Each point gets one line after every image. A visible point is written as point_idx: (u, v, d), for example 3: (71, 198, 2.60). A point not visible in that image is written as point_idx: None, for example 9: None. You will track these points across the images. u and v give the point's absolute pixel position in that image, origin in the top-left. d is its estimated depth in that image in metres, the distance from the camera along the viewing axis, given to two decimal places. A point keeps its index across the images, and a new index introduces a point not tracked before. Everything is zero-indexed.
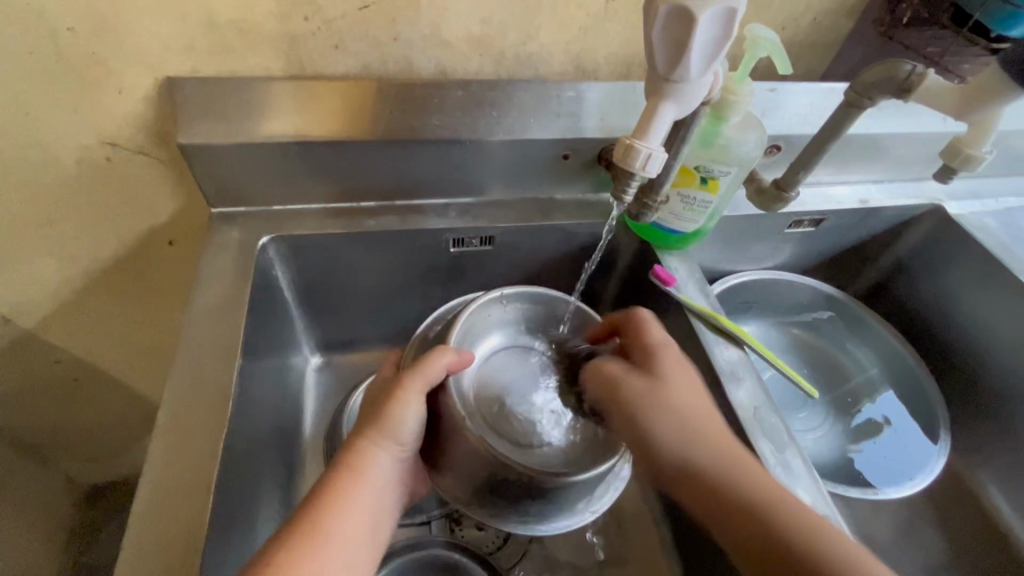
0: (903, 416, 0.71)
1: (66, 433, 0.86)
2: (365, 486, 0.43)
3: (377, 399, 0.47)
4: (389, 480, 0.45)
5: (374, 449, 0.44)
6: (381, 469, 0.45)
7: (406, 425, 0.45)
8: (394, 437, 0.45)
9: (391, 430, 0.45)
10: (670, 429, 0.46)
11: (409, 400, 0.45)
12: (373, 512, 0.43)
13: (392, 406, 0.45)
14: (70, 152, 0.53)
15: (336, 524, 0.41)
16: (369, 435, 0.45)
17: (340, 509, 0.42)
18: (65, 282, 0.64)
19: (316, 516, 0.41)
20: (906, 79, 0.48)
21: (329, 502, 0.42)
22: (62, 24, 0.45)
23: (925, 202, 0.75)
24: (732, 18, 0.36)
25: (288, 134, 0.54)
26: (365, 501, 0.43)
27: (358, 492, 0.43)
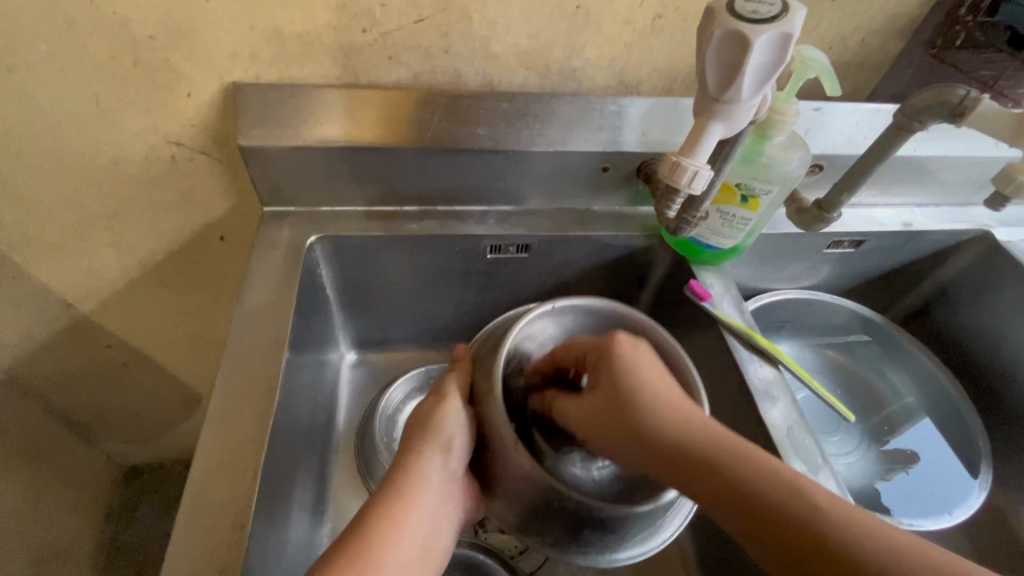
0: (941, 446, 0.69)
1: (111, 414, 0.90)
2: (420, 499, 0.43)
3: (423, 420, 0.46)
4: (444, 495, 0.44)
5: (424, 461, 0.44)
6: (436, 481, 0.44)
7: (452, 433, 0.45)
8: (447, 449, 0.45)
9: (440, 441, 0.45)
10: (654, 414, 0.41)
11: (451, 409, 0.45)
12: (425, 527, 0.42)
13: (435, 419, 0.45)
14: (139, 150, 0.57)
15: (392, 538, 0.40)
16: (420, 448, 0.45)
17: (394, 523, 0.41)
18: (124, 271, 0.68)
19: (369, 530, 0.40)
20: (959, 103, 0.47)
21: (382, 516, 0.41)
22: (142, 32, 0.49)
23: (973, 227, 0.73)
24: (787, 41, 0.36)
25: (340, 139, 0.56)
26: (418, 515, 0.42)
27: (412, 506, 0.42)
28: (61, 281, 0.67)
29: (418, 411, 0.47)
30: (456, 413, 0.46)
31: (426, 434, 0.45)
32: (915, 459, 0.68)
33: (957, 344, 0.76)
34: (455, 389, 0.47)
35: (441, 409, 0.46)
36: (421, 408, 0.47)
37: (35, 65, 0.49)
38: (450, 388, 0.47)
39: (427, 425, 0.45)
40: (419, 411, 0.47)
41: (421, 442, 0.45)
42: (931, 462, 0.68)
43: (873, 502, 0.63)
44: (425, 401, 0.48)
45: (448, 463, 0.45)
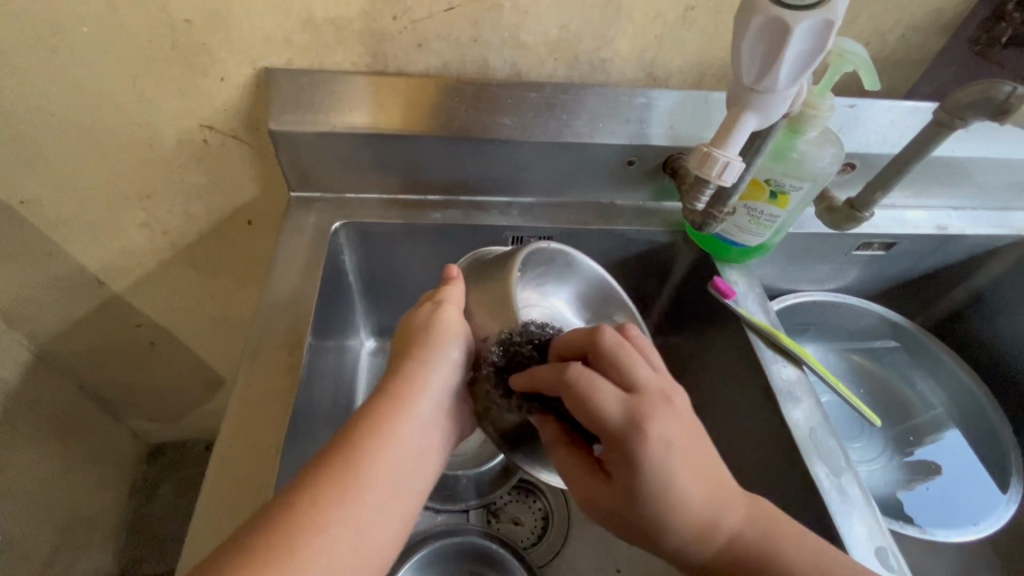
0: (969, 458, 0.67)
1: (138, 392, 0.93)
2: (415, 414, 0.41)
3: (419, 331, 0.44)
4: (442, 409, 0.43)
5: (425, 375, 0.42)
6: (435, 393, 0.43)
7: (453, 347, 0.44)
8: (444, 363, 0.44)
9: (438, 355, 0.43)
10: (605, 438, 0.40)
11: (447, 320, 0.44)
12: (423, 437, 0.41)
13: (431, 327, 0.44)
14: (173, 133, 0.58)
15: (381, 457, 0.39)
16: (419, 354, 0.43)
17: (385, 431, 0.40)
18: (154, 252, 0.70)
19: (360, 433, 0.40)
20: (1004, 100, 0.45)
21: (374, 422, 0.40)
22: (180, 16, 0.50)
23: (1011, 233, 0.71)
24: (828, 29, 0.35)
25: (368, 126, 0.57)
26: (413, 425, 0.41)
27: (402, 425, 0.40)
28: (94, 260, 0.69)
29: (414, 319, 0.45)
30: (453, 320, 0.45)
31: (422, 342, 0.44)
32: (944, 471, 0.66)
33: (989, 353, 0.74)
34: (453, 297, 0.46)
35: (441, 321, 0.44)
36: (417, 314, 0.46)
37: (77, 46, 0.50)
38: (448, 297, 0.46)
39: (422, 331, 0.44)
40: (413, 321, 0.46)
41: (416, 350, 0.44)
42: (956, 475, 0.65)
43: (898, 511, 0.62)
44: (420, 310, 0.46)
45: (447, 379, 0.43)
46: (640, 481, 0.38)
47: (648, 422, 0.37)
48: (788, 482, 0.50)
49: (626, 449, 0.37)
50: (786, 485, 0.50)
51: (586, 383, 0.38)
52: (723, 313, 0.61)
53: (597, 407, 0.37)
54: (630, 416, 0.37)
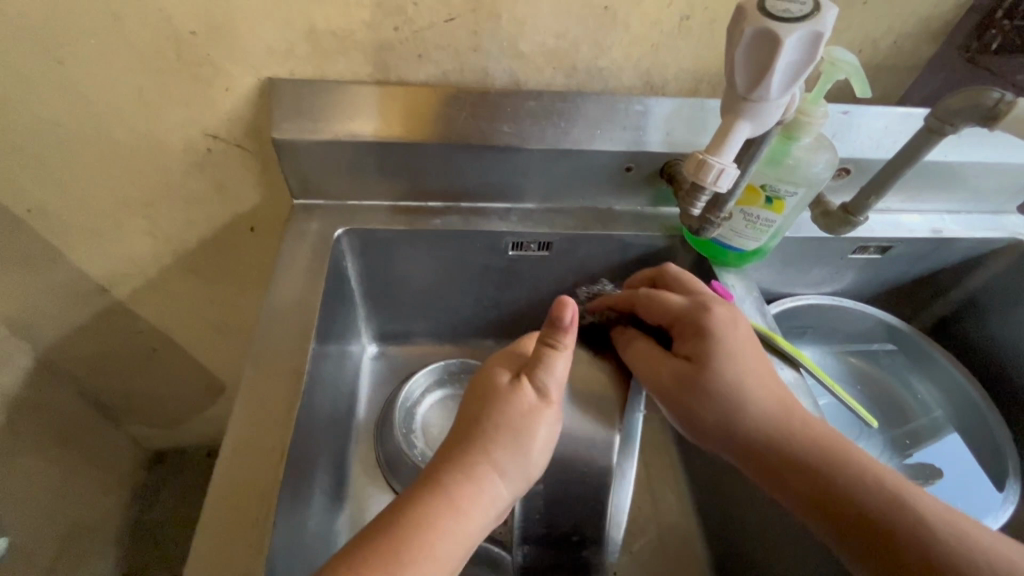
0: (967, 460, 0.68)
1: (140, 398, 0.93)
2: (472, 521, 0.39)
3: (499, 418, 0.42)
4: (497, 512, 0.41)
5: (489, 481, 0.40)
6: (499, 498, 0.41)
7: (532, 454, 0.42)
8: (517, 472, 0.41)
9: (520, 462, 0.41)
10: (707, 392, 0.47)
11: (537, 416, 0.42)
12: (474, 542, 0.39)
13: (524, 423, 0.42)
14: (177, 142, 0.59)
15: (424, 561, 0.36)
16: (501, 453, 0.41)
17: (443, 529, 0.38)
18: (158, 260, 0.71)
19: (414, 535, 0.37)
20: (992, 107, 0.46)
21: (429, 524, 0.38)
22: (185, 28, 0.51)
23: (1004, 236, 0.72)
24: (817, 41, 0.36)
25: (371, 135, 0.58)
26: (468, 530, 0.39)
27: (455, 528, 0.38)
28: (99, 267, 0.70)
29: (495, 396, 0.43)
30: (545, 417, 0.43)
31: (511, 436, 0.41)
32: (940, 473, 0.66)
33: (985, 355, 0.75)
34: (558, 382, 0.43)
35: (532, 413, 0.42)
36: (518, 396, 0.42)
37: (84, 57, 0.51)
38: (552, 379, 0.43)
39: (516, 422, 0.42)
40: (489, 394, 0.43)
41: (500, 444, 0.41)
42: (954, 478, 0.66)
43: None
44: (521, 384, 0.43)
45: (508, 490, 0.41)
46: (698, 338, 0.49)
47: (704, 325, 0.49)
48: None
49: (695, 321, 0.50)
50: None
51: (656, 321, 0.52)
52: None
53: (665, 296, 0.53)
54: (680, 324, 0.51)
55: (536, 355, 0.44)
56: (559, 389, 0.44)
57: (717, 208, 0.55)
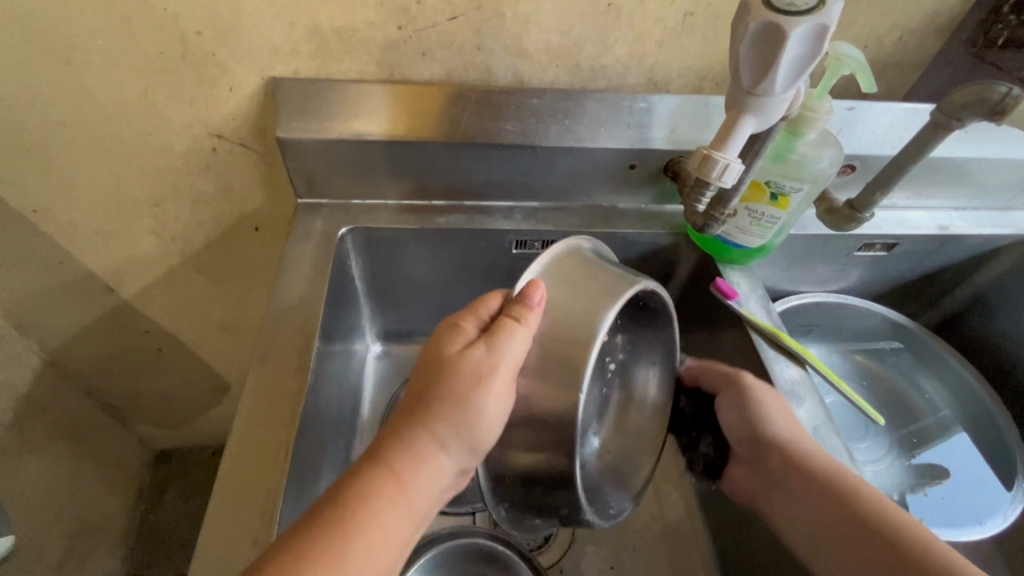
0: (975, 459, 0.67)
1: (146, 397, 0.93)
2: (413, 488, 0.39)
3: (446, 382, 0.40)
4: (445, 482, 0.41)
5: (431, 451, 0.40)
6: (443, 469, 0.40)
7: (481, 427, 0.40)
8: (462, 444, 0.40)
9: (464, 436, 0.40)
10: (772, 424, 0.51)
11: (488, 385, 0.40)
12: (422, 512, 0.40)
13: (471, 391, 0.40)
14: (182, 142, 0.59)
15: (360, 526, 0.37)
16: (444, 421, 0.40)
17: (382, 496, 0.38)
18: (163, 260, 0.71)
19: (355, 510, 0.37)
20: (1000, 102, 0.46)
21: (369, 498, 0.38)
22: (190, 27, 0.51)
23: (1011, 233, 0.71)
24: (823, 34, 0.36)
25: (375, 133, 0.58)
26: (410, 501, 0.39)
27: (393, 498, 0.38)
28: (104, 267, 0.70)
29: (447, 360, 0.41)
30: (495, 385, 0.41)
31: (453, 408, 0.40)
32: (949, 473, 0.66)
33: (993, 352, 0.74)
34: (515, 354, 0.42)
35: (482, 380, 0.41)
36: (466, 360, 0.41)
37: (90, 57, 0.52)
38: (507, 348, 0.41)
39: (460, 391, 0.40)
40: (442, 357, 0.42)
41: (440, 414, 0.40)
42: (963, 478, 0.65)
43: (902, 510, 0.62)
44: (473, 349, 0.41)
45: (452, 461, 0.41)
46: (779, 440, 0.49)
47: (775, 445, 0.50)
48: None
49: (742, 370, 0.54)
50: None
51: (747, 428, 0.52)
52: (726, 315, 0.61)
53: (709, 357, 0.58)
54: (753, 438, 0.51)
55: (497, 325, 0.42)
56: (516, 364, 0.42)
57: (722, 205, 0.54)
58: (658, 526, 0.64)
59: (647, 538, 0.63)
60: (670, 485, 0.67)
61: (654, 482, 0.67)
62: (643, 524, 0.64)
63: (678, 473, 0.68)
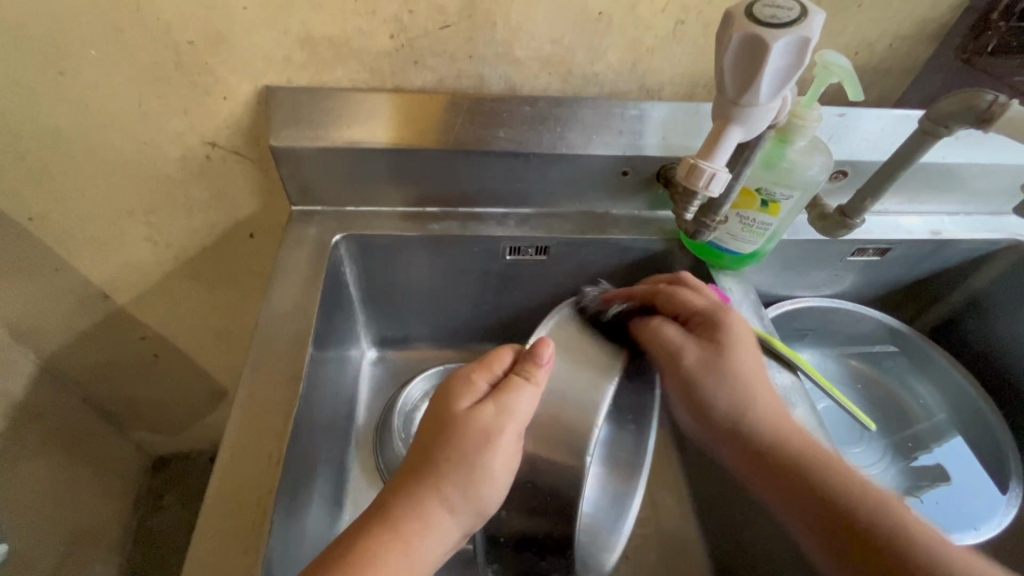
0: (969, 463, 0.67)
1: (142, 404, 0.93)
2: (418, 552, 0.38)
3: (452, 440, 0.40)
4: (447, 548, 0.40)
5: (435, 512, 0.39)
6: (447, 533, 0.39)
7: (489, 487, 0.40)
8: (469, 507, 0.40)
9: (472, 501, 0.39)
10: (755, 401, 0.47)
11: (498, 445, 0.40)
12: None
13: (481, 450, 0.40)
14: (176, 150, 0.59)
15: None
16: (453, 486, 0.39)
17: (385, 563, 0.36)
18: (159, 267, 0.71)
19: (358, 571, 0.36)
20: (986, 109, 0.46)
21: (375, 565, 0.36)
22: (183, 37, 0.51)
23: (1004, 237, 0.71)
24: (805, 46, 0.37)
25: (367, 141, 0.58)
26: (416, 568, 0.37)
27: (399, 563, 0.37)
28: (100, 274, 0.71)
29: (454, 415, 0.41)
30: (505, 446, 0.41)
31: (462, 467, 0.39)
32: (945, 478, 0.66)
33: (987, 356, 0.74)
34: (522, 415, 0.42)
35: (490, 438, 0.40)
36: (474, 420, 0.41)
37: (84, 67, 0.52)
38: (516, 407, 0.42)
39: (468, 452, 0.40)
40: (447, 415, 0.42)
41: (447, 475, 0.39)
42: (957, 482, 0.65)
43: None
44: (481, 409, 0.41)
45: (458, 524, 0.39)
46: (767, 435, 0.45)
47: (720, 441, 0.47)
48: None
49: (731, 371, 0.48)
50: None
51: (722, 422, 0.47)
52: None
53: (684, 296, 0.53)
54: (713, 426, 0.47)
55: (507, 382, 0.43)
56: (523, 421, 0.42)
57: (713, 212, 0.55)
58: (653, 532, 0.64)
59: (642, 544, 0.63)
60: (665, 491, 0.67)
61: (649, 488, 0.67)
62: (637, 530, 0.64)
63: (672, 479, 0.68)
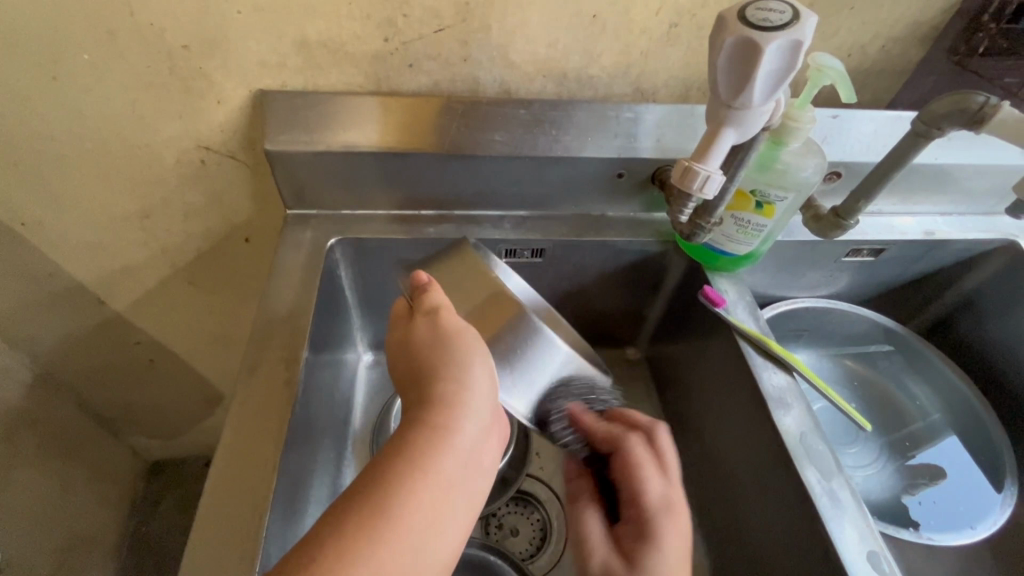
0: (965, 461, 0.68)
1: (137, 409, 0.93)
2: (454, 431, 0.39)
3: (414, 350, 0.43)
4: (483, 424, 0.41)
5: (445, 392, 0.41)
6: (473, 411, 0.41)
7: (473, 360, 0.43)
8: (473, 382, 0.42)
9: (468, 376, 0.42)
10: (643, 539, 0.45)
11: (447, 330, 0.43)
12: (470, 457, 0.39)
13: (443, 341, 0.43)
14: (171, 154, 0.59)
15: (415, 476, 0.36)
16: (445, 381, 0.41)
17: (422, 450, 0.38)
18: (153, 271, 0.71)
19: (405, 465, 0.37)
20: (978, 110, 0.47)
21: (410, 454, 0.37)
22: (178, 41, 0.51)
23: (997, 237, 0.72)
24: (797, 48, 0.37)
25: (362, 145, 0.58)
26: (458, 444, 0.39)
27: (438, 445, 0.38)
28: (95, 279, 0.70)
29: (399, 342, 0.45)
30: (457, 330, 0.44)
31: (440, 359, 0.42)
32: (942, 476, 0.66)
33: (982, 355, 0.74)
34: (445, 303, 0.45)
35: (442, 330, 0.43)
36: (414, 331, 0.44)
37: (78, 72, 0.52)
38: (439, 307, 0.45)
39: (436, 348, 0.43)
40: (396, 346, 0.45)
41: (432, 369, 0.42)
42: (953, 480, 0.66)
43: (891, 516, 0.62)
44: (412, 325, 0.45)
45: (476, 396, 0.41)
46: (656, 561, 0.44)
47: (679, 518, 0.46)
48: (781, 487, 0.51)
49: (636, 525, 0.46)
50: (779, 489, 0.51)
51: (641, 456, 0.49)
52: (715, 322, 0.61)
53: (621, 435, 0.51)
54: (669, 506, 0.47)
55: (417, 301, 0.46)
56: (451, 312, 0.45)
57: (708, 214, 0.55)
58: None
59: None
60: None
61: None
62: None
63: None
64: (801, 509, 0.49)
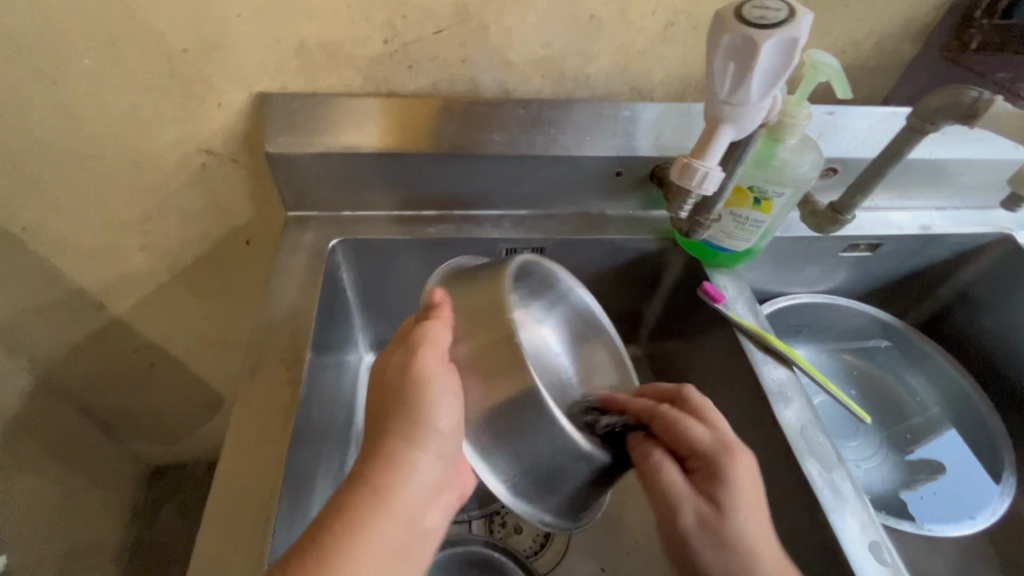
0: (965, 454, 0.68)
1: (138, 413, 0.93)
2: (402, 490, 0.40)
3: (389, 392, 0.42)
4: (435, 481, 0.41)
5: (400, 451, 0.40)
6: (424, 474, 0.41)
7: (440, 415, 0.41)
8: (434, 435, 0.41)
9: (428, 434, 0.41)
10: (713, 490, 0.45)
11: (426, 379, 0.41)
12: (416, 514, 0.40)
13: (409, 393, 0.41)
14: (171, 157, 0.59)
15: (358, 543, 0.38)
16: (401, 436, 0.41)
17: (365, 514, 0.39)
18: (153, 274, 0.71)
19: (348, 529, 0.38)
20: (972, 105, 0.48)
21: (353, 516, 0.38)
22: (178, 45, 0.51)
23: (992, 230, 0.72)
24: (794, 46, 0.37)
25: (361, 146, 0.58)
26: (403, 507, 0.40)
27: (381, 507, 0.39)
28: (95, 283, 0.70)
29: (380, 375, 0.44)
30: (432, 379, 0.41)
31: (403, 412, 0.41)
32: (942, 469, 0.66)
33: (980, 348, 0.75)
34: (437, 343, 0.43)
35: (416, 374, 0.41)
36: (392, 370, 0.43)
37: (78, 76, 0.52)
38: (429, 351, 0.42)
39: (406, 397, 0.41)
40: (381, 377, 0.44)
41: (394, 420, 0.41)
42: (954, 472, 0.66)
43: (891, 508, 0.63)
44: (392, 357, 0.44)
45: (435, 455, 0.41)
46: (729, 492, 0.44)
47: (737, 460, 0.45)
48: (782, 480, 0.51)
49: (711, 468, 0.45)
50: (781, 482, 0.51)
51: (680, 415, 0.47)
52: (715, 318, 0.62)
53: (689, 427, 0.46)
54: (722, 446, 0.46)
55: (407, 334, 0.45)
56: (438, 353, 0.43)
57: (707, 211, 0.55)
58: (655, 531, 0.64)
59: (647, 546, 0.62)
60: None
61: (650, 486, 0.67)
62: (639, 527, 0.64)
63: None
64: (804, 504, 0.49)
